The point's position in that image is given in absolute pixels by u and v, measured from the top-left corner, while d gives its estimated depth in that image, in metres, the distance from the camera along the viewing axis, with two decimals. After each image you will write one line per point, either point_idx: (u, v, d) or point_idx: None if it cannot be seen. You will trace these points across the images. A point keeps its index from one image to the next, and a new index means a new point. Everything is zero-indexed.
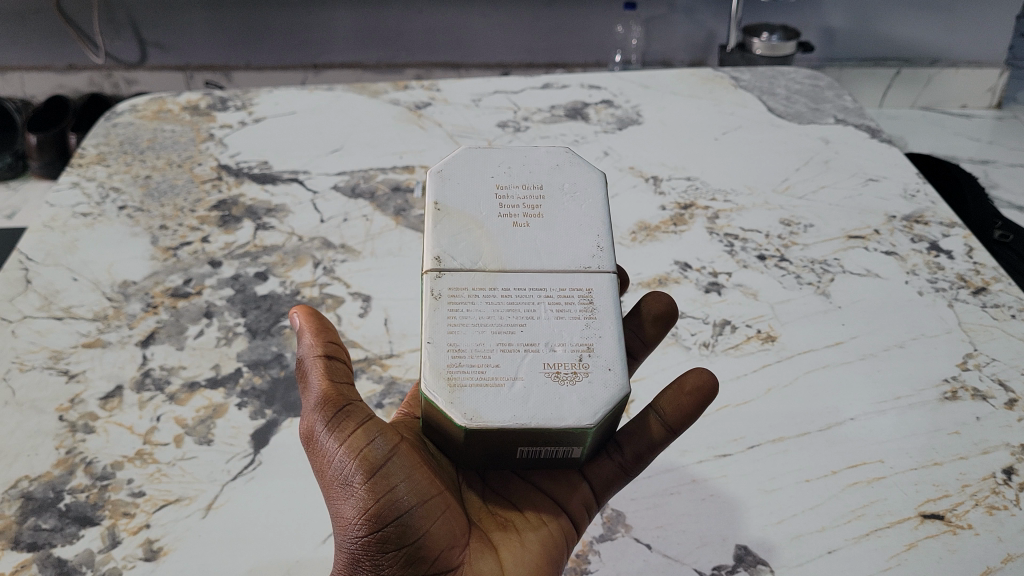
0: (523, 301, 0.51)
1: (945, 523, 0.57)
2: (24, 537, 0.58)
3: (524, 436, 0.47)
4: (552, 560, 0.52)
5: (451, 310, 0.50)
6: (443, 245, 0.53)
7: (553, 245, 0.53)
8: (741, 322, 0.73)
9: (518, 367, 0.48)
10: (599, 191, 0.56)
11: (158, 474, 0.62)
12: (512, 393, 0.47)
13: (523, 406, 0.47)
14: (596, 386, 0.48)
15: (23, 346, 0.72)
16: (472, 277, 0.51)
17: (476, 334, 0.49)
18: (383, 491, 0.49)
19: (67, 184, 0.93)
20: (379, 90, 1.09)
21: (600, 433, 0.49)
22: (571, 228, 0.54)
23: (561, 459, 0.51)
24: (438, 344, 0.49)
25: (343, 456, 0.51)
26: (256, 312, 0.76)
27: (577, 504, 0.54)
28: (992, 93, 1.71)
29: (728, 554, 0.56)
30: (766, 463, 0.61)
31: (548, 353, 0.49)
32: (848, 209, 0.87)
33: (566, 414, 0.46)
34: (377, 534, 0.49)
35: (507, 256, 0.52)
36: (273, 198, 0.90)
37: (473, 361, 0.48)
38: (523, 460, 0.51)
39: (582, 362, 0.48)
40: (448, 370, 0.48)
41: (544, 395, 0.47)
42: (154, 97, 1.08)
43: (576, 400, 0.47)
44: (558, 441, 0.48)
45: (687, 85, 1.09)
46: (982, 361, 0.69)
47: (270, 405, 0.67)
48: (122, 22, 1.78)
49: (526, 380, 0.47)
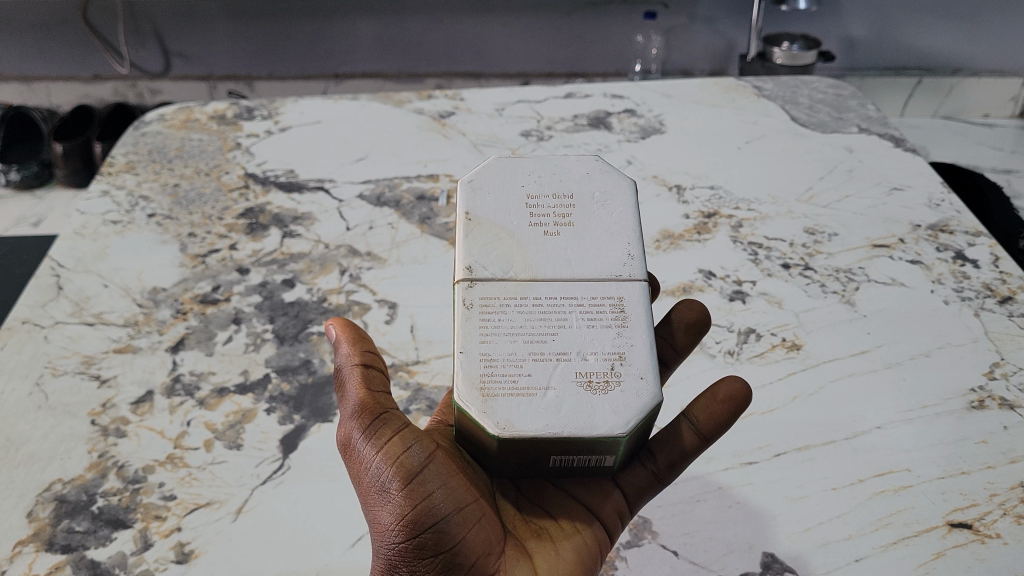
0: (555, 311, 0.51)
1: (973, 532, 0.57)
2: (58, 539, 0.59)
3: (556, 445, 0.48)
4: (586, 568, 0.52)
5: (483, 319, 0.51)
6: (475, 254, 0.53)
7: (585, 255, 0.54)
8: (766, 330, 0.73)
9: (550, 378, 0.48)
10: (629, 198, 0.56)
11: (189, 478, 0.63)
12: (545, 402, 0.48)
13: (556, 415, 0.47)
14: (628, 395, 0.48)
15: (56, 351, 0.73)
16: (504, 286, 0.52)
17: (508, 344, 0.50)
18: (420, 498, 0.50)
19: (97, 192, 0.94)
20: (404, 99, 1.10)
21: (633, 441, 0.50)
22: (602, 236, 0.54)
23: (595, 468, 0.51)
24: (471, 354, 0.49)
25: (377, 463, 0.51)
26: (284, 318, 0.77)
27: (609, 512, 0.55)
28: (1015, 102, 1.70)
29: (755, 561, 0.56)
30: (792, 471, 0.61)
31: (581, 364, 0.49)
32: (873, 217, 0.87)
33: (599, 424, 0.47)
34: (414, 541, 0.50)
35: (538, 265, 0.53)
36: (300, 206, 0.91)
37: (507, 370, 0.49)
38: (556, 468, 0.51)
39: (614, 371, 0.49)
40: (481, 380, 0.48)
41: (576, 405, 0.48)
42: (182, 107, 1.10)
43: (608, 408, 0.48)
44: (590, 450, 0.49)
45: (710, 94, 1.10)
46: (1010, 371, 0.69)
47: (298, 411, 0.68)
48: (147, 33, 1.81)
49: (558, 390, 0.48)
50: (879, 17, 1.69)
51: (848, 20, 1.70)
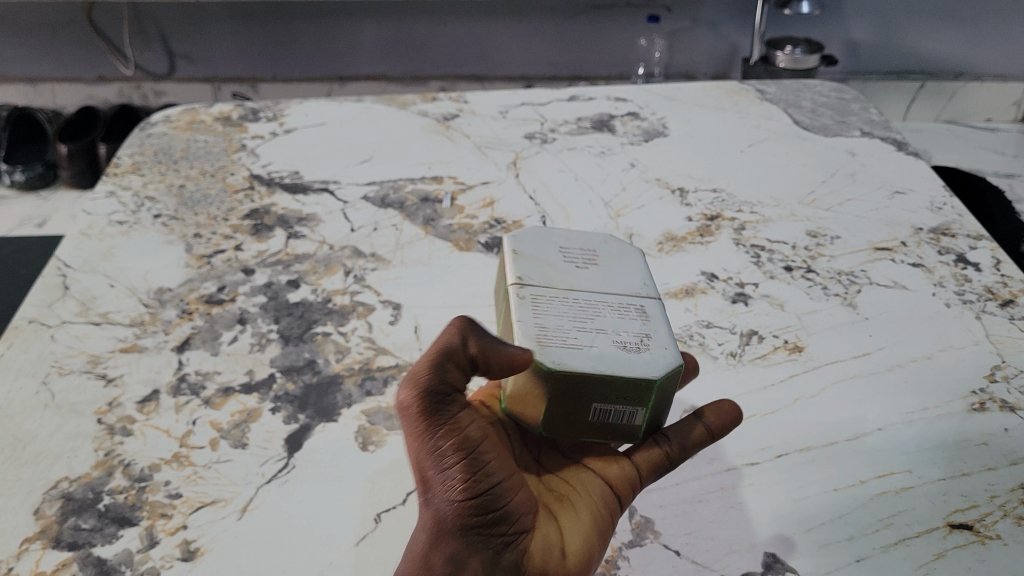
0: (591, 304, 0.54)
1: (974, 534, 0.57)
2: (64, 536, 0.59)
3: (599, 388, 0.49)
4: (602, 531, 0.52)
5: (532, 304, 0.53)
6: (519, 269, 0.56)
7: (609, 276, 0.57)
8: (768, 332, 0.73)
9: (593, 339, 0.50)
10: (633, 246, 0.61)
11: (195, 476, 0.63)
12: (590, 352, 0.49)
13: (601, 359, 0.49)
14: (658, 353, 0.50)
15: (62, 350, 0.74)
16: (547, 287, 0.55)
17: (555, 318, 0.52)
18: (479, 468, 0.49)
19: (103, 193, 0.95)
20: (408, 102, 1.11)
21: (662, 400, 0.51)
22: (621, 267, 0.58)
23: (625, 427, 0.52)
24: (523, 319, 0.51)
25: (438, 433, 0.49)
26: (289, 319, 0.77)
27: (621, 481, 0.54)
28: (1018, 106, 1.73)
29: (757, 561, 0.56)
30: (794, 472, 0.62)
31: (617, 333, 0.51)
32: (875, 221, 0.87)
33: (636, 367, 0.49)
34: (468, 510, 0.49)
35: (573, 279, 0.56)
36: (304, 207, 0.92)
37: (557, 331, 0.51)
38: (591, 425, 0.52)
39: (646, 338, 0.51)
40: (535, 336, 0.50)
41: (617, 355, 0.49)
42: (188, 109, 1.11)
43: (644, 361, 0.50)
44: (627, 398, 0.50)
45: (713, 97, 1.10)
46: (1010, 373, 0.69)
47: (303, 410, 0.68)
48: (152, 34, 1.82)
49: (601, 345, 0.50)
50: (881, 21, 1.70)
51: (851, 24, 1.71)
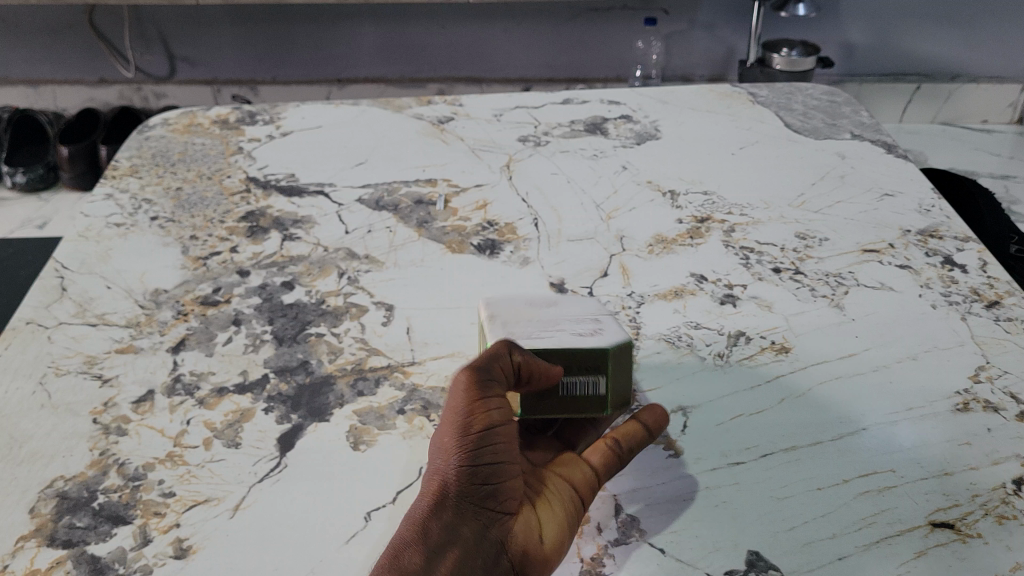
0: (552, 322, 0.64)
1: (955, 532, 0.58)
2: (59, 534, 0.60)
3: (563, 361, 0.58)
4: (572, 526, 0.55)
5: (504, 324, 0.63)
6: (493, 309, 0.66)
7: (568, 306, 0.67)
8: (755, 333, 0.74)
9: (554, 332, 0.60)
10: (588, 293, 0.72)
11: (188, 476, 0.64)
12: (553, 336, 0.59)
13: (561, 339, 0.59)
14: (609, 335, 0.60)
15: (59, 351, 0.75)
16: (517, 314, 0.65)
17: (524, 329, 0.62)
18: (494, 443, 0.53)
19: (101, 195, 0.96)
20: (404, 105, 1.12)
21: (620, 372, 0.60)
22: (580, 301, 0.68)
23: (592, 401, 0.59)
24: (497, 334, 0.62)
25: (471, 407, 0.53)
26: (283, 320, 0.78)
27: (580, 482, 0.57)
28: (1014, 108, 1.74)
29: (741, 559, 0.57)
30: (779, 472, 0.63)
31: (573, 330, 0.62)
32: (863, 223, 0.88)
33: (590, 341, 0.59)
34: (471, 478, 0.53)
35: (539, 309, 0.66)
36: (300, 210, 0.93)
37: (525, 334, 0.61)
38: (563, 403, 0.59)
39: (598, 329, 0.61)
40: (506, 338, 0.60)
41: (575, 337, 0.59)
42: (185, 112, 1.12)
43: (598, 338, 0.59)
44: (589, 369, 0.58)
45: (706, 100, 1.11)
46: (994, 374, 0.70)
47: (296, 410, 0.69)
48: (153, 37, 1.83)
49: (562, 334, 0.60)
50: (876, 23, 1.72)
51: (847, 25, 1.72)
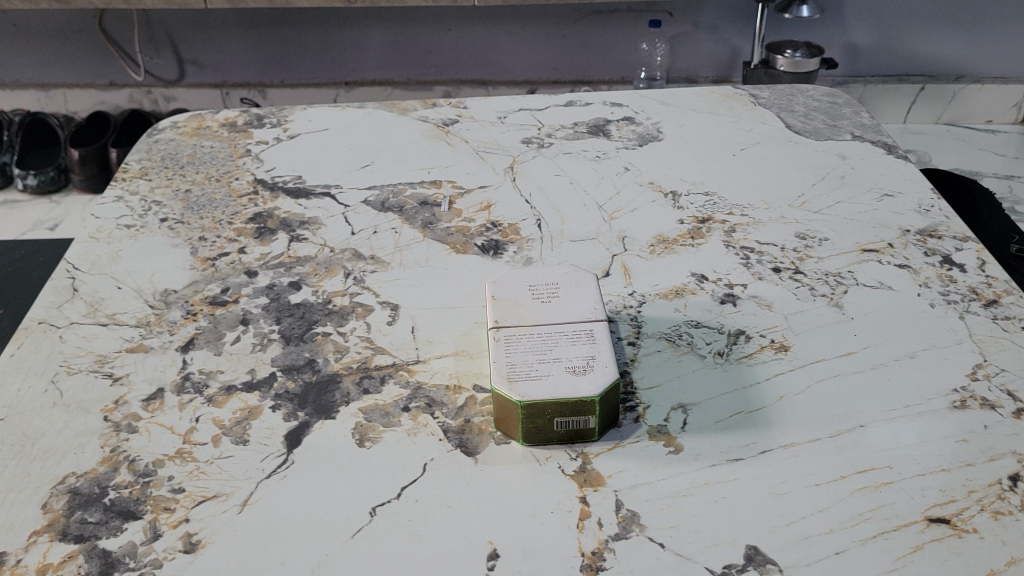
0: (551, 337, 0.66)
1: (951, 527, 0.59)
2: (71, 529, 0.61)
3: (558, 408, 0.63)
4: None
5: (506, 344, 0.66)
6: (498, 314, 0.69)
7: (567, 308, 0.69)
8: (755, 332, 0.75)
9: (551, 368, 0.64)
10: (588, 273, 0.73)
11: (197, 472, 0.65)
12: (548, 382, 0.63)
13: (555, 387, 0.63)
14: (600, 374, 0.64)
15: (71, 350, 0.76)
16: (518, 328, 0.67)
17: (524, 355, 0.65)
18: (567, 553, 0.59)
19: (111, 197, 0.97)
20: (409, 108, 1.13)
21: (609, 407, 0.65)
22: (579, 297, 0.70)
23: (584, 431, 0.66)
24: (499, 359, 0.65)
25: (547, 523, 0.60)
26: (290, 319, 0.79)
27: None
28: (1018, 109, 1.75)
29: (739, 553, 0.58)
30: (777, 468, 0.63)
31: (569, 358, 0.65)
32: (863, 223, 0.89)
33: (581, 390, 0.63)
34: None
35: (540, 316, 0.68)
36: (306, 211, 0.94)
37: (524, 368, 0.65)
38: (559, 432, 0.65)
39: (590, 363, 0.64)
40: (508, 373, 0.64)
41: (568, 383, 0.63)
42: (194, 115, 1.13)
43: (589, 381, 0.63)
44: (580, 412, 0.64)
45: (708, 102, 1.12)
46: (992, 372, 0.71)
47: (303, 408, 0.71)
48: (162, 40, 1.86)
49: (556, 375, 0.64)
50: (880, 24, 1.72)
51: (851, 27, 1.73)
